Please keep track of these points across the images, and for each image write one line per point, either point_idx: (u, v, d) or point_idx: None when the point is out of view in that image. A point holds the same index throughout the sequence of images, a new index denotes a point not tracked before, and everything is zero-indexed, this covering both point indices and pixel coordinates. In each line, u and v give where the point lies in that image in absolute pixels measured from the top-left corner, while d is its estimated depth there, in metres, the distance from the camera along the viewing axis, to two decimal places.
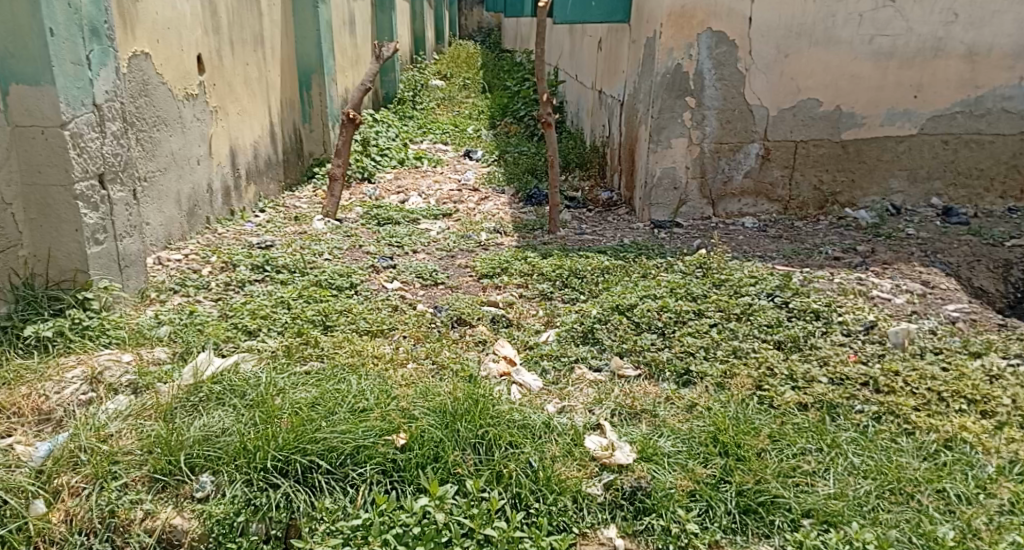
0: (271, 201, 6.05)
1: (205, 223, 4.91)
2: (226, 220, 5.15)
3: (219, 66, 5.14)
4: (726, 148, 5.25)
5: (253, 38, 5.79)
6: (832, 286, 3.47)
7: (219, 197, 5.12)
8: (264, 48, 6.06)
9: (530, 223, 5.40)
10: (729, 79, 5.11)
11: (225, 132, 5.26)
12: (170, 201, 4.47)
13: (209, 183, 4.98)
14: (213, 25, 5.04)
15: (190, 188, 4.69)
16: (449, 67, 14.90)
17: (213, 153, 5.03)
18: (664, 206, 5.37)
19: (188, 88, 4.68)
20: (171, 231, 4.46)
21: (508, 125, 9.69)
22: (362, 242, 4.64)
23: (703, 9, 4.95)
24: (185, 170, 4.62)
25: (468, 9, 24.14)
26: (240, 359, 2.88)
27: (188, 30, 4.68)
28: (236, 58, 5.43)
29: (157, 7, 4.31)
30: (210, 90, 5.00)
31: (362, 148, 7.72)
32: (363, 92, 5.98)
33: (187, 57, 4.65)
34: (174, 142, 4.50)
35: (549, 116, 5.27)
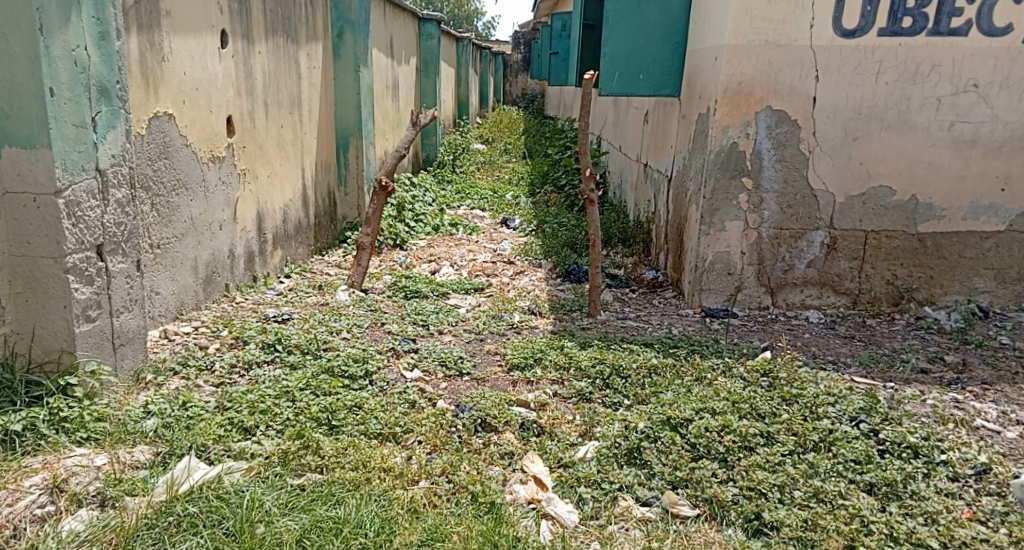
0: (295, 264, 5.70)
1: (224, 291, 4.53)
2: (249, 287, 4.83)
3: (252, 129, 4.86)
4: (788, 235, 4.79)
5: (290, 99, 5.52)
6: (928, 412, 3.09)
7: (241, 262, 4.77)
8: (301, 110, 5.79)
9: (568, 302, 4.96)
10: (791, 160, 4.67)
11: (252, 195, 4.94)
12: (186, 269, 4.11)
13: (231, 248, 4.62)
14: (246, 87, 4.77)
15: (208, 255, 4.33)
16: (491, 132, 14.76)
17: (237, 217, 4.70)
18: (717, 292, 4.89)
19: (214, 150, 4.37)
20: (184, 301, 4.09)
21: (548, 193, 9.35)
22: (386, 319, 4.24)
23: (762, 87, 4.57)
24: (205, 236, 4.28)
25: (513, 74, 24.23)
26: (228, 467, 2.44)
27: (219, 91, 4.38)
28: (269, 119, 5.15)
29: (186, 67, 4.01)
30: (239, 154, 4.69)
31: (396, 213, 7.39)
32: (398, 159, 5.64)
33: (216, 119, 4.35)
34: (195, 207, 4.16)
35: (592, 192, 4.86)
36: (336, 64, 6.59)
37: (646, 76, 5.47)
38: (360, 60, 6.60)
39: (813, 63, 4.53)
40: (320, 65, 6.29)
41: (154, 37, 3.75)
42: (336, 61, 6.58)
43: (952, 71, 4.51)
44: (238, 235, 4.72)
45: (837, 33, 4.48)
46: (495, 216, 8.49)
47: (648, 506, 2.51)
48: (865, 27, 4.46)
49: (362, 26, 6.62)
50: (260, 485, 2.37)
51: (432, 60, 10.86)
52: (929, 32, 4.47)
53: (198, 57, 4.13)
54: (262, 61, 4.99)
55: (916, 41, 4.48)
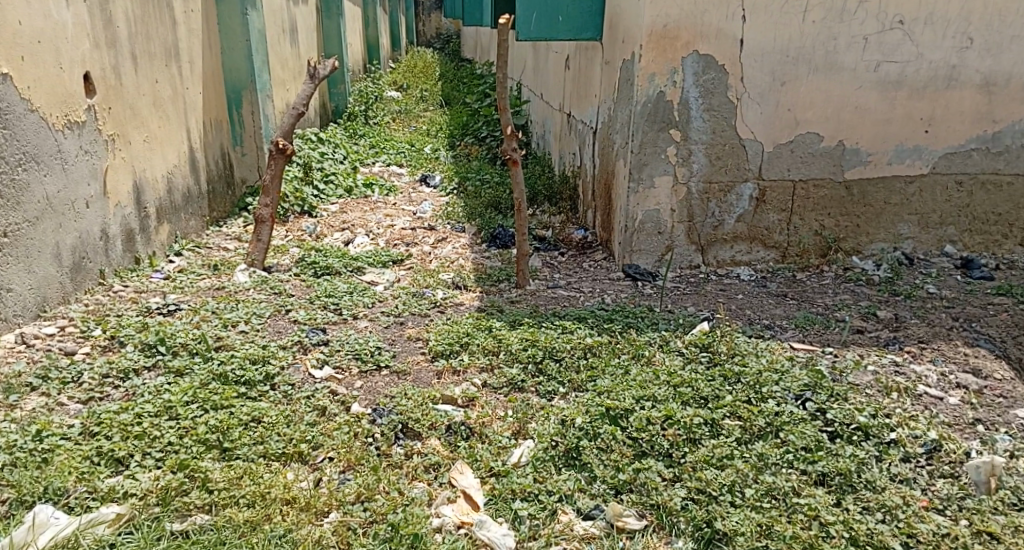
0: (186, 239, 5.38)
1: (98, 277, 4.34)
2: (130, 270, 4.62)
3: (117, 88, 4.59)
4: (718, 188, 4.57)
5: (163, 50, 5.14)
6: (869, 382, 2.90)
7: (118, 241, 4.55)
8: (180, 61, 5.39)
9: (494, 272, 4.74)
10: (719, 109, 4.44)
11: (127, 164, 4.68)
12: (46, 257, 3.94)
13: (104, 228, 4.41)
14: (106, 39, 4.50)
15: (74, 238, 4.15)
16: (406, 79, 14.20)
17: (108, 190, 4.46)
18: (649, 253, 4.68)
19: (72, 112, 4.15)
20: (47, 294, 3.93)
21: (468, 145, 8.96)
22: (294, 307, 3.92)
23: (688, 30, 4.29)
24: (66, 217, 4.08)
25: (428, 16, 23.40)
26: (90, 520, 2.22)
27: (69, 44, 4.14)
28: (139, 73, 4.84)
29: (20, 16, 3.78)
30: (104, 115, 4.44)
31: (303, 175, 6.96)
32: (296, 118, 5.20)
33: (69, 76, 4.12)
34: (50, 184, 3.97)
35: (515, 152, 4.53)
36: (221, 7, 6.04)
37: (565, 19, 5.11)
38: (247, 2, 6.07)
39: (739, 2, 4.26)
40: (200, 8, 5.76)
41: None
42: (219, 3, 6.03)
43: (879, 8, 4.30)
44: (110, 211, 4.47)
45: None
46: (413, 173, 8.09)
47: (591, 520, 2.32)
48: None
49: None
50: (133, 541, 2.19)
51: None
52: None
53: (38, 3, 3.90)
54: (125, 7, 4.69)
55: None
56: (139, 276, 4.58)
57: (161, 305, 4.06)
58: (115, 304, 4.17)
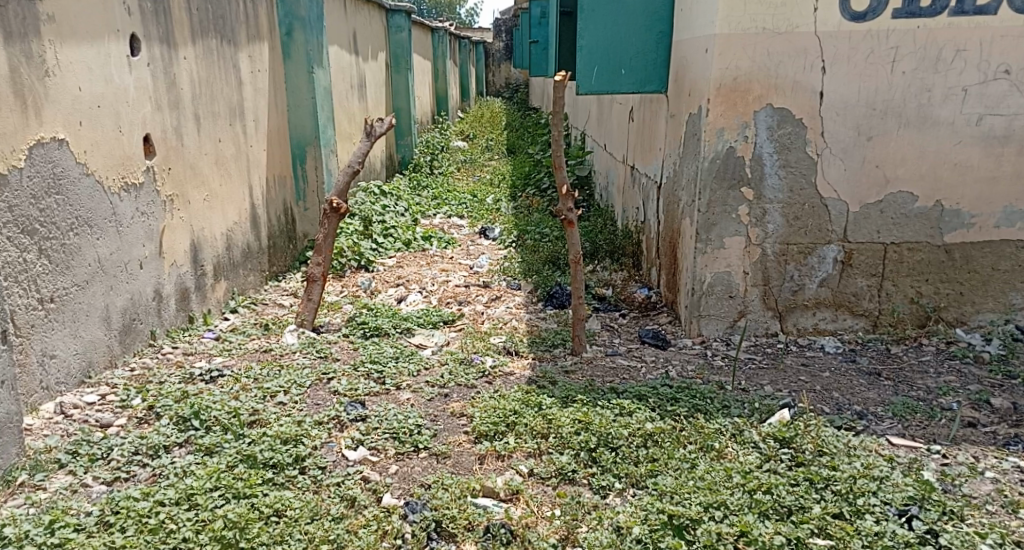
0: (243, 295, 5.22)
1: (148, 338, 4.15)
2: (183, 329, 4.45)
3: (177, 147, 4.48)
4: (797, 250, 4.20)
5: (228, 109, 5.11)
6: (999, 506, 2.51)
7: (172, 300, 4.38)
8: (244, 120, 5.37)
9: (551, 336, 4.44)
10: (797, 165, 4.10)
11: (184, 223, 4.54)
12: (94, 321, 3.77)
13: (157, 288, 4.24)
14: (169, 101, 4.41)
15: (126, 299, 3.97)
16: (472, 128, 14.15)
17: (164, 250, 4.31)
18: (719, 319, 4.31)
19: (129, 176, 4.03)
20: (92, 357, 3.75)
21: (530, 196, 8.71)
22: (336, 374, 3.68)
23: (761, 82, 4.01)
24: (119, 278, 3.92)
25: (496, 65, 23.54)
26: None
27: (130, 107, 4.04)
28: (202, 133, 4.76)
29: (80, 81, 3.68)
30: (163, 176, 4.33)
31: (363, 228, 6.82)
32: (351, 175, 5.04)
33: (128, 139, 4.01)
34: (103, 247, 3.81)
35: (571, 212, 4.24)
36: (288, 66, 6.16)
37: (629, 72, 4.91)
38: (313, 60, 6.19)
39: (819, 53, 3.97)
40: (268, 65, 5.85)
41: (31, 49, 3.41)
42: (286, 62, 6.16)
43: (979, 57, 3.92)
44: (165, 271, 4.32)
45: (846, 17, 3.91)
46: (473, 224, 7.87)
47: None
48: (877, 9, 3.90)
49: (313, 21, 6.21)
50: None
51: (400, 53, 10.17)
52: (952, 12, 3.88)
53: (100, 68, 3.81)
54: (189, 68, 4.62)
55: (937, 22, 3.90)
56: (190, 336, 4.40)
57: (204, 371, 3.86)
58: (160, 369, 3.97)
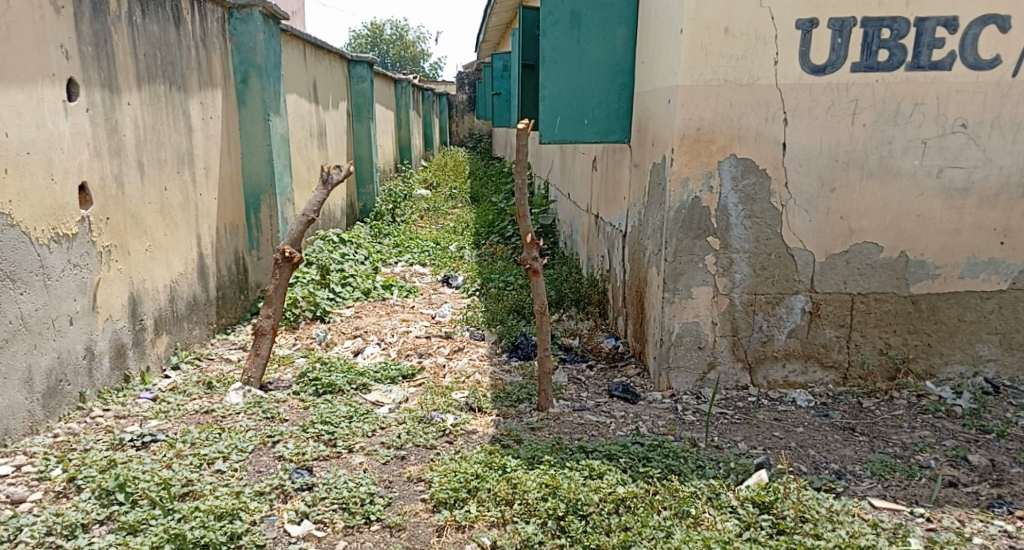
0: (187, 350, 5.28)
1: (75, 402, 4.21)
2: (116, 390, 4.50)
3: (117, 197, 4.59)
4: (764, 300, 4.10)
5: (175, 156, 5.19)
6: None
7: (106, 358, 4.45)
8: (193, 167, 5.41)
9: (515, 389, 4.29)
10: (762, 216, 4.02)
11: (123, 275, 4.63)
12: (14, 384, 3.83)
13: (88, 346, 4.30)
14: (110, 148, 4.53)
15: (51, 358, 4.05)
16: (436, 177, 14.06)
17: (98, 305, 4.38)
18: (688, 371, 4.18)
19: (61, 225, 4.13)
20: (10, 425, 3.82)
21: (493, 244, 8.58)
22: (282, 436, 3.60)
23: (725, 133, 3.95)
24: (45, 337, 4.00)
25: (460, 115, 23.63)
26: None
27: (65, 153, 4.17)
28: (145, 182, 4.87)
29: (7, 126, 3.79)
30: (101, 226, 4.43)
31: (320, 277, 6.63)
32: (305, 224, 4.87)
33: (61, 188, 4.13)
34: (27, 302, 3.89)
35: (536, 261, 4.10)
36: (243, 113, 6.15)
37: (591, 122, 4.87)
38: (269, 108, 6.19)
39: (780, 104, 3.92)
40: (221, 113, 5.84)
41: None
42: (241, 110, 6.14)
43: (937, 111, 3.90)
44: (99, 327, 4.38)
45: (806, 69, 3.88)
46: (435, 272, 7.71)
47: None
48: (836, 63, 3.87)
49: (269, 69, 6.22)
50: None
51: (364, 103, 10.11)
52: (909, 67, 3.87)
53: (32, 112, 3.95)
54: (133, 114, 4.75)
55: (894, 76, 3.88)
56: (125, 397, 4.43)
57: (136, 437, 3.86)
58: (86, 436, 4.03)
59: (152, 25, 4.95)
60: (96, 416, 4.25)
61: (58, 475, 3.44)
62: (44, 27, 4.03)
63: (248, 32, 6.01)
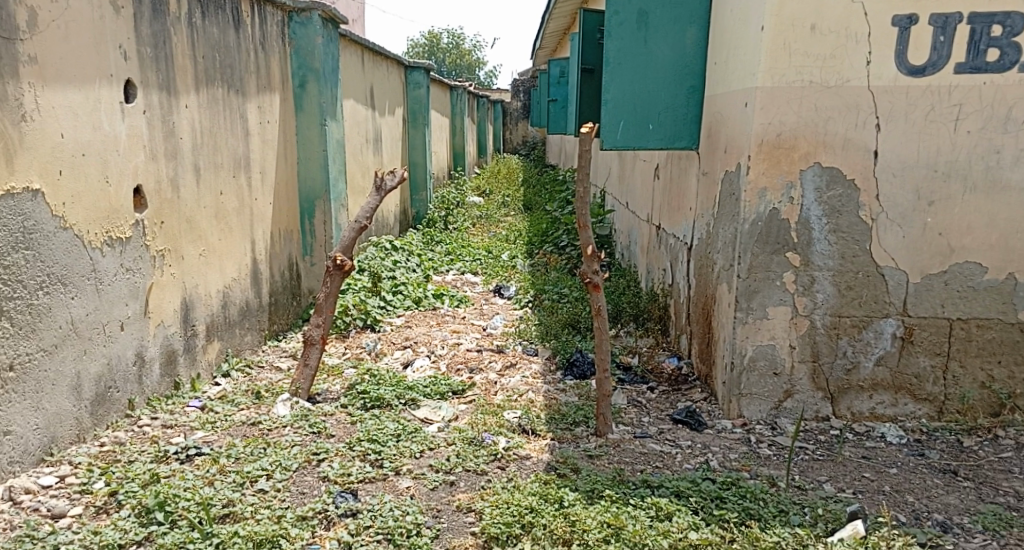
0: (238, 357, 5.09)
1: (123, 410, 4.03)
2: (165, 398, 4.35)
3: (172, 200, 4.42)
4: (849, 323, 3.73)
5: (232, 160, 5.03)
6: None
7: (156, 364, 4.30)
8: (250, 172, 5.25)
9: (571, 411, 4.03)
10: (849, 231, 3.66)
11: (176, 280, 4.47)
12: (62, 391, 3.66)
13: (138, 353, 4.14)
14: (165, 151, 4.36)
15: (101, 364, 3.88)
16: (489, 183, 13.85)
17: (149, 309, 4.22)
18: (763, 399, 3.83)
19: (115, 229, 3.97)
20: (56, 433, 3.64)
21: (547, 254, 8.29)
22: (329, 453, 3.36)
23: (808, 138, 3.61)
24: (95, 344, 3.83)
25: (514, 123, 23.44)
26: None
27: (120, 155, 4.00)
28: (201, 186, 4.71)
29: (63, 127, 3.63)
30: (155, 230, 4.27)
31: (371, 284, 6.44)
32: (357, 231, 4.65)
33: (116, 191, 3.96)
34: (77, 308, 3.72)
35: (597, 275, 3.78)
36: (300, 117, 5.97)
37: (657, 126, 4.55)
38: (326, 113, 6.00)
39: (873, 108, 3.57)
40: (278, 117, 5.68)
41: (8, 92, 3.36)
42: (298, 114, 5.97)
43: None
44: (150, 332, 4.23)
45: (903, 70, 3.53)
46: (487, 281, 7.46)
47: None
48: (938, 63, 3.51)
49: (328, 74, 6.03)
50: None
51: (418, 109, 9.92)
52: (1022, 67, 3.49)
53: (91, 113, 3.79)
54: (190, 117, 4.58)
55: (1005, 78, 3.50)
56: (172, 405, 4.29)
57: (180, 449, 3.72)
58: (131, 446, 3.82)
59: (212, 27, 4.78)
60: (144, 424, 4.06)
61: (100, 488, 3.44)
62: (103, 26, 3.87)
63: (307, 35, 5.82)
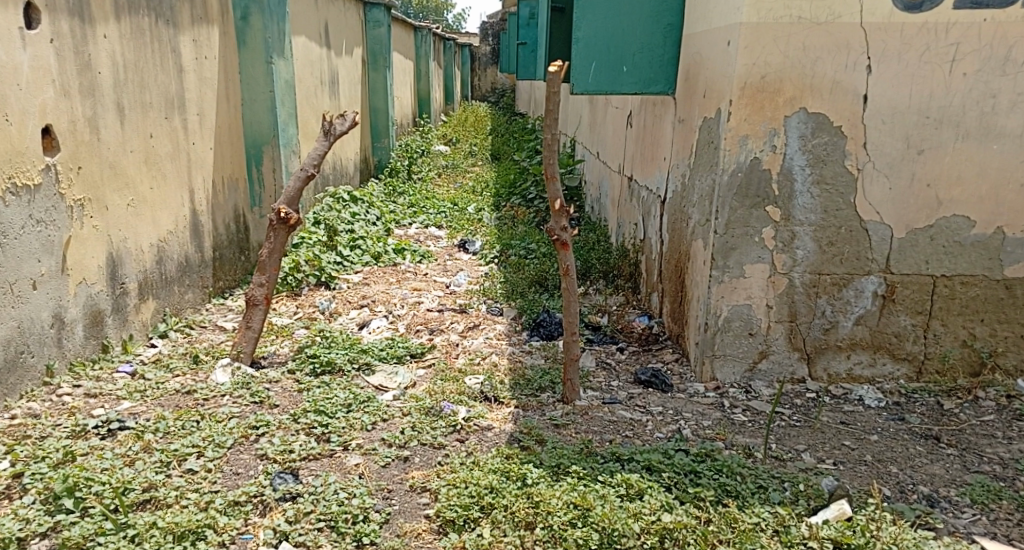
0: (177, 316, 4.83)
1: (37, 378, 3.80)
2: (91, 362, 4.11)
3: (92, 147, 4.09)
4: (829, 281, 3.62)
5: (164, 99, 4.67)
6: None
7: (79, 326, 4.04)
8: (185, 112, 4.89)
9: (534, 377, 3.92)
10: (833, 181, 3.52)
11: (100, 233, 4.17)
12: None
13: (55, 315, 3.88)
14: (81, 87, 4.02)
15: (10, 328, 3.63)
16: (457, 132, 13.50)
17: (67, 266, 3.94)
18: (736, 360, 3.75)
19: (19, 172, 3.65)
20: None
21: (514, 206, 8.01)
22: (270, 427, 3.25)
23: (794, 81, 3.44)
24: (3, 307, 3.58)
25: (484, 69, 22.92)
26: None
27: (22, 90, 3.66)
28: (126, 127, 4.36)
29: None
30: (71, 176, 3.95)
31: (328, 239, 6.16)
32: (304, 181, 4.37)
33: (19, 130, 3.64)
34: None
35: (565, 232, 3.53)
36: (244, 55, 5.61)
37: (631, 68, 4.27)
38: (271, 49, 5.65)
39: (865, 47, 3.38)
40: (219, 53, 5.31)
41: None
42: (241, 50, 5.60)
43: None
44: (70, 293, 3.97)
45: (898, 6, 3.34)
46: (452, 235, 7.19)
47: None
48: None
49: (273, 7, 5.67)
50: None
51: (378, 50, 9.51)
52: None
53: None
54: (110, 49, 4.21)
55: (1007, 14, 3.32)
56: (98, 372, 4.06)
57: (101, 422, 3.52)
58: (45, 418, 3.62)
59: None
60: (64, 393, 3.85)
61: (4, 469, 3.02)
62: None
63: None
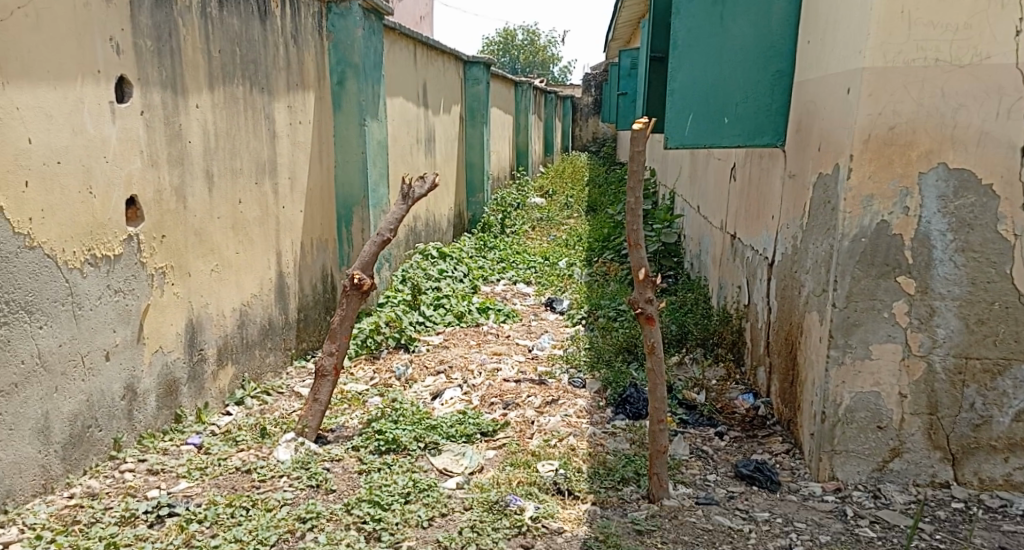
0: (256, 382, 4.58)
1: (103, 452, 3.53)
2: (161, 433, 3.86)
3: (177, 215, 3.89)
4: (979, 367, 3.12)
5: (255, 165, 4.49)
6: None
7: (152, 397, 3.80)
8: (276, 177, 4.70)
9: (618, 465, 3.46)
10: (982, 250, 3.04)
11: (181, 300, 3.95)
12: (26, 436, 3.16)
13: (127, 387, 3.64)
14: (170, 157, 3.84)
15: (79, 402, 3.38)
16: (553, 183, 13.23)
17: (145, 337, 3.72)
18: (862, 458, 3.24)
19: (99, 245, 3.44)
20: (16, 484, 3.14)
21: (606, 262, 7.59)
22: (320, 519, 3.10)
23: (930, 134, 3.01)
24: (72, 383, 3.34)
25: (583, 119, 22.74)
26: None
27: (108, 162, 3.47)
28: (214, 194, 4.17)
29: (32, 133, 3.11)
30: (153, 246, 3.75)
31: (413, 298, 5.89)
32: (380, 244, 4.08)
33: (102, 203, 3.44)
34: (49, 339, 3.22)
35: (649, 304, 3.07)
36: (338, 117, 5.42)
37: (733, 119, 3.82)
38: (365, 112, 5.43)
39: (1021, 94, 2.94)
40: (313, 118, 5.14)
41: None
42: (336, 114, 5.42)
43: None
44: (145, 362, 3.73)
45: None
46: (540, 293, 6.82)
47: None
48: None
49: (369, 70, 5.48)
50: None
51: (476, 107, 9.33)
52: None
53: (70, 116, 3.27)
54: (202, 118, 4.03)
55: None
56: (167, 444, 3.80)
57: (151, 507, 3.26)
58: (101, 500, 3.32)
59: (231, 17, 4.23)
60: (126, 470, 3.56)
61: None
62: (88, 16, 3.33)
63: (346, 28, 5.26)
